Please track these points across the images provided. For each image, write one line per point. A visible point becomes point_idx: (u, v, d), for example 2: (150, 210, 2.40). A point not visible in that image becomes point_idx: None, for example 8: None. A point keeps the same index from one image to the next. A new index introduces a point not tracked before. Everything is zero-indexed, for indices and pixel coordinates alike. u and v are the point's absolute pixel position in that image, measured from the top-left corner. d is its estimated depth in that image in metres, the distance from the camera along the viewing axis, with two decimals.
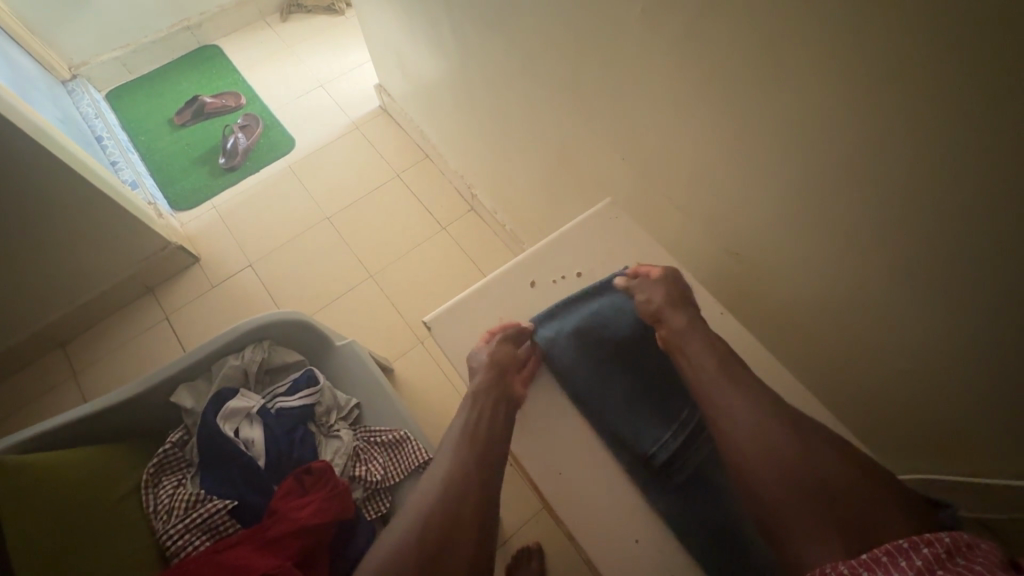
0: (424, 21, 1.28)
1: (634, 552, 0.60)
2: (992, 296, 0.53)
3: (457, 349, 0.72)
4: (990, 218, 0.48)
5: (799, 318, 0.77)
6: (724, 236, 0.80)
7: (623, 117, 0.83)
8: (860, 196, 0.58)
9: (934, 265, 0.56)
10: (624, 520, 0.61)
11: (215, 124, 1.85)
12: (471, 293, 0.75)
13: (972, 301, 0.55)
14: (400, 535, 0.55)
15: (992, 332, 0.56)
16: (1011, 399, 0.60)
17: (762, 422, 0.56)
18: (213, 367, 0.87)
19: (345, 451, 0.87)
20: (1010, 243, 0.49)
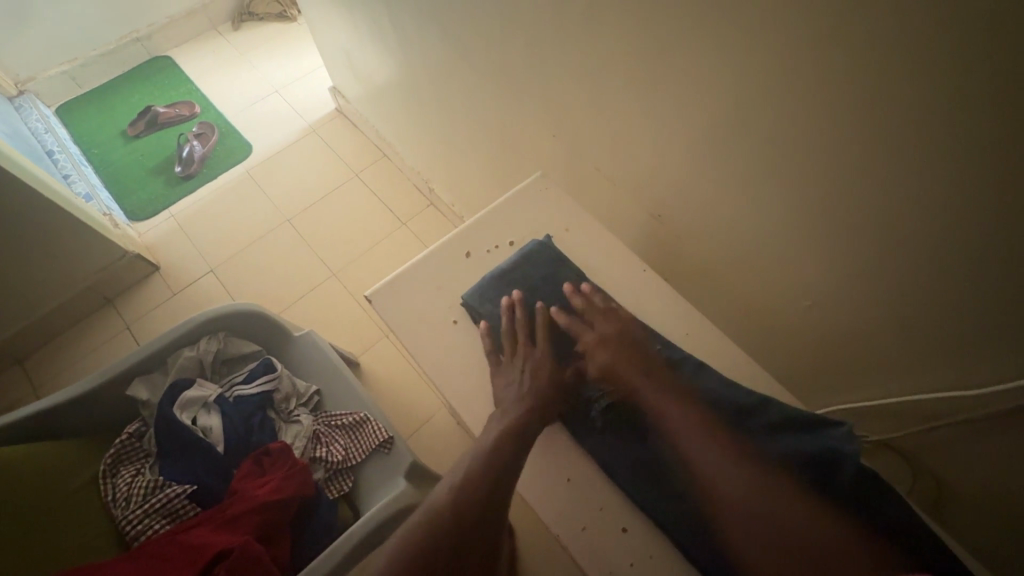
0: (369, 21, 1.32)
1: (569, 489, 0.63)
2: (871, 229, 0.59)
3: (401, 318, 0.75)
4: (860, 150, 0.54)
5: (723, 273, 0.82)
6: (649, 201, 0.85)
7: (552, 96, 0.88)
8: (754, 145, 0.63)
9: (822, 203, 0.62)
10: (561, 460, 0.65)
11: (170, 135, 1.84)
12: (412, 266, 0.78)
13: (855, 233, 0.61)
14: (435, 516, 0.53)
15: (873, 263, 0.62)
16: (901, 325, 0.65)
17: (717, 461, 0.58)
18: (169, 360, 0.88)
19: (304, 434, 0.89)
20: (877, 175, 0.55)
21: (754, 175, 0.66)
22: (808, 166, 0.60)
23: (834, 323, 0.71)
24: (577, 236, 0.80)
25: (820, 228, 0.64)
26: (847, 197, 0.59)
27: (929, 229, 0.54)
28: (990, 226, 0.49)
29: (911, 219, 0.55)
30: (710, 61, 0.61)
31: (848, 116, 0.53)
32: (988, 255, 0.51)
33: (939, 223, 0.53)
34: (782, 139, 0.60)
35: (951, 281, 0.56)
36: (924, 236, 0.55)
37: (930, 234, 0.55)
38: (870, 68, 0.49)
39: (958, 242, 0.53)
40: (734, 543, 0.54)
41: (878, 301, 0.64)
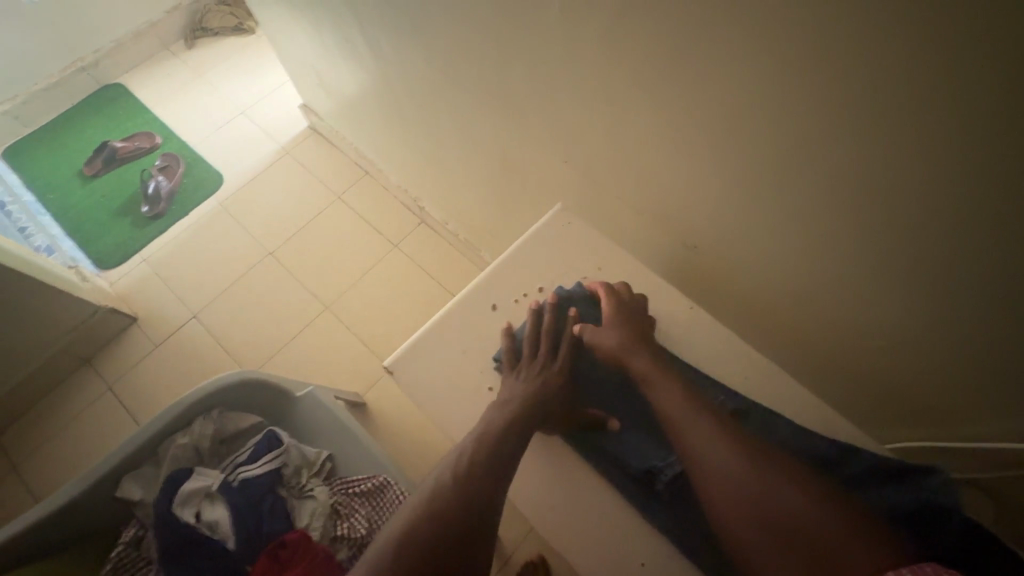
0: (338, 36, 1.21)
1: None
2: (959, 265, 0.52)
3: (423, 392, 0.67)
4: (953, 184, 0.46)
5: (766, 302, 0.75)
6: (680, 226, 0.77)
7: (561, 117, 0.79)
8: (813, 175, 0.55)
9: (898, 237, 0.54)
10: (626, 544, 0.58)
11: (132, 171, 1.70)
12: (429, 329, 0.70)
13: (940, 268, 0.53)
14: (417, 520, 0.49)
15: (958, 299, 0.54)
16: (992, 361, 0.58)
17: (702, 425, 0.52)
18: (160, 450, 0.78)
19: (322, 511, 0.81)
20: (971, 211, 0.47)
21: (812, 205, 0.58)
22: (881, 200, 0.52)
23: (904, 353, 0.65)
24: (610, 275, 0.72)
25: (894, 261, 0.56)
26: (932, 232, 0.51)
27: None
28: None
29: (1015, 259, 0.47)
30: (759, 87, 0.52)
31: (940, 148, 0.45)
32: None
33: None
34: (849, 171, 0.52)
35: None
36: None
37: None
38: (980, 101, 0.40)
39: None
40: (719, 504, 0.48)
41: (960, 337, 0.57)
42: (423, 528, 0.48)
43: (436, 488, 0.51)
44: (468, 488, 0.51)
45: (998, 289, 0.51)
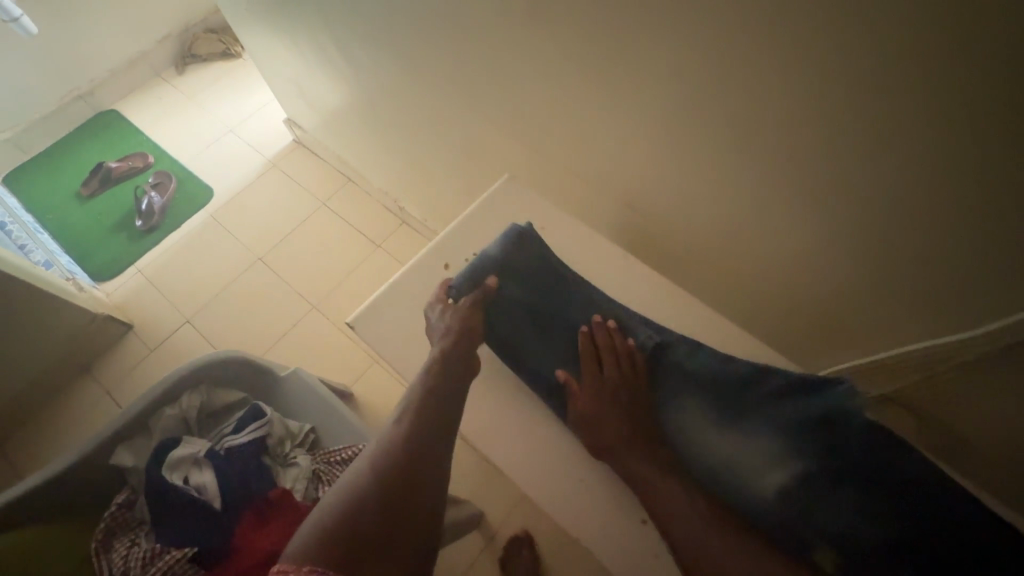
0: (316, 49, 1.30)
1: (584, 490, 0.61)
2: (844, 185, 0.59)
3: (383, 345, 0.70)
4: (824, 106, 0.54)
5: (702, 252, 0.82)
6: (620, 189, 0.84)
7: (510, 98, 0.87)
8: (717, 118, 0.63)
9: (793, 166, 0.61)
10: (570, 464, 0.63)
11: (127, 189, 1.79)
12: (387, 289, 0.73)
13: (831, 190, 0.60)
14: (359, 489, 0.51)
15: (851, 219, 0.61)
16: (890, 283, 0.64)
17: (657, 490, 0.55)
18: (150, 421, 0.84)
19: (304, 475, 0.86)
20: (843, 129, 0.54)
21: (721, 148, 0.66)
22: (773, 132, 0.60)
23: (819, 283, 0.71)
24: (555, 232, 0.79)
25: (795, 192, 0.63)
26: (818, 156, 0.58)
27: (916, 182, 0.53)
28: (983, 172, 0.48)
29: (893, 174, 0.54)
30: (661, 41, 0.60)
31: (807, 75, 0.53)
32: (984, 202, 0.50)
33: (925, 178, 0.52)
34: (744, 109, 0.60)
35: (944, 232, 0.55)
36: (909, 190, 0.54)
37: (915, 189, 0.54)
38: (827, 26, 0.48)
39: (948, 194, 0.52)
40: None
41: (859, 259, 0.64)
42: (364, 499, 0.50)
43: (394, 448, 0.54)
44: (418, 450, 0.54)
45: (877, 204, 0.58)
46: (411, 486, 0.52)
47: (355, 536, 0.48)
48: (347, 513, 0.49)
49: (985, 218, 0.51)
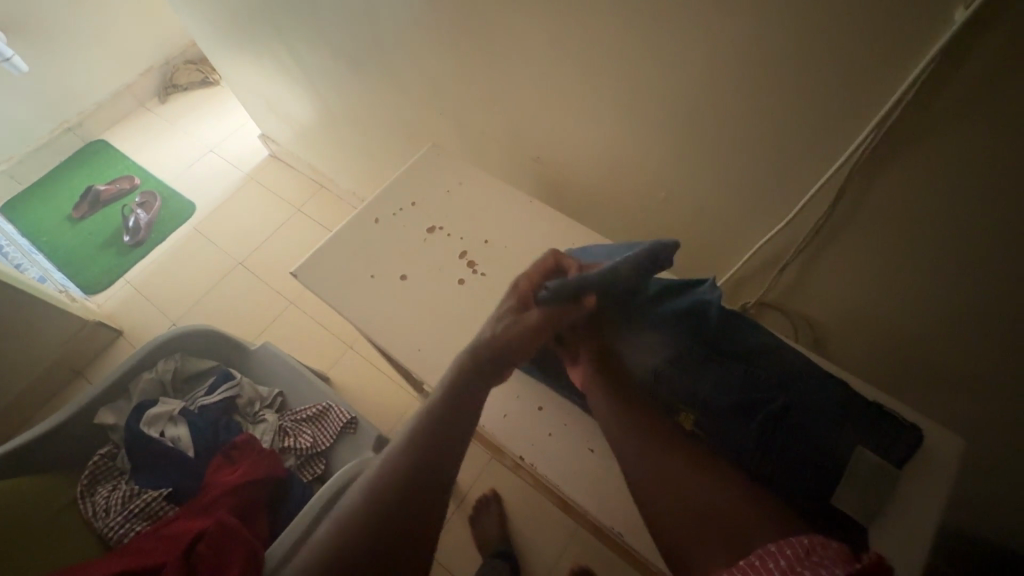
0: (276, 65, 1.42)
1: None
2: (690, 108, 0.69)
3: (321, 285, 0.77)
4: (656, 39, 0.65)
5: (607, 198, 0.92)
6: (534, 150, 0.95)
7: (436, 81, 0.99)
8: (584, 65, 0.74)
9: (650, 98, 0.71)
10: None
11: (115, 209, 1.92)
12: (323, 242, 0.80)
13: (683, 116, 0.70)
14: (385, 471, 0.45)
15: (705, 140, 0.71)
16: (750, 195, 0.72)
17: (632, 452, 0.59)
18: (130, 386, 0.94)
19: (271, 428, 0.95)
20: (676, 57, 0.65)
21: (598, 93, 0.76)
22: (629, 71, 0.70)
23: (697, 209, 0.80)
24: (468, 186, 0.84)
25: (659, 124, 0.73)
26: (664, 84, 0.68)
27: (742, 99, 0.63)
28: (783, 78, 0.59)
29: (727, 95, 0.64)
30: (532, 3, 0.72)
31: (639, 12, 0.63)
32: (786, 105, 0.61)
33: (746, 88, 0.62)
34: (601, 51, 0.71)
35: (772, 140, 0.65)
36: (741, 106, 0.64)
37: (745, 106, 0.64)
38: None
39: (764, 102, 0.62)
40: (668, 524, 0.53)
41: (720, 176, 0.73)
42: (393, 485, 0.44)
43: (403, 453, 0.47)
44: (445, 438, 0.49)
45: (718, 119, 0.67)
46: (437, 473, 0.46)
47: (384, 527, 0.42)
48: (376, 505, 0.43)
49: (794, 120, 0.61)
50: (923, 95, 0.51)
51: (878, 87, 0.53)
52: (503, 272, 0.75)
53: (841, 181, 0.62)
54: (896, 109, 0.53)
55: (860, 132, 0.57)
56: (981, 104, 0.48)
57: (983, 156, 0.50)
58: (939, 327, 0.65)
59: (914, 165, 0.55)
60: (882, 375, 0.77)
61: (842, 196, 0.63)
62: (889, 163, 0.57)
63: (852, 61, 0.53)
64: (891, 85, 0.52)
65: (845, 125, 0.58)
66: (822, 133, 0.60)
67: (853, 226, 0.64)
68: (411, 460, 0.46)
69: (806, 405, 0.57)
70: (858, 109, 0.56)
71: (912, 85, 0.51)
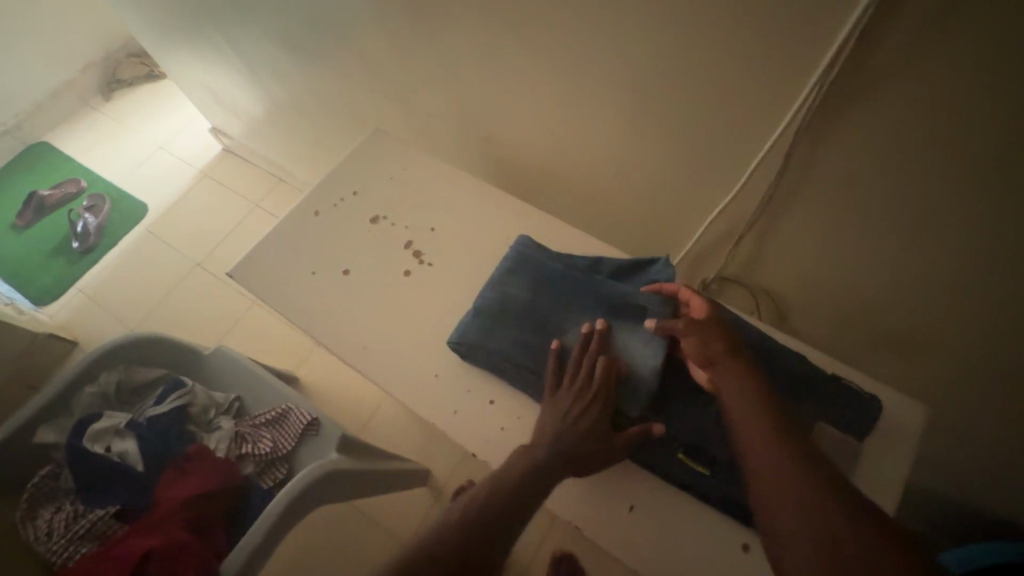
0: (214, 53, 1.34)
1: (436, 383, 0.65)
2: (632, 74, 0.65)
3: (259, 284, 0.73)
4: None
5: (562, 175, 0.88)
6: (482, 130, 0.90)
7: (376, 62, 0.94)
8: (520, 34, 0.70)
9: (590, 66, 0.68)
10: (429, 357, 0.67)
11: (62, 215, 1.83)
12: (261, 239, 0.76)
13: (626, 82, 0.66)
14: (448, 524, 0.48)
15: (651, 107, 0.67)
16: (704, 163, 0.69)
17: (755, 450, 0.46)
18: (71, 401, 0.88)
19: (226, 436, 0.91)
20: (612, 18, 0.61)
21: (538, 65, 0.72)
22: (566, 37, 0.66)
23: (652, 180, 0.77)
24: (412, 171, 0.80)
25: (603, 93, 0.70)
26: (604, 50, 0.65)
27: (682, 66, 0.60)
28: (722, 41, 0.55)
29: (666, 63, 0.61)
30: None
31: None
32: (725, 70, 0.58)
33: (685, 47, 0.58)
34: (534, 17, 0.66)
35: (715, 107, 0.62)
36: (681, 74, 0.61)
37: (685, 73, 0.61)
38: None
39: (704, 63, 0.59)
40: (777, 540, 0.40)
41: (670, 144, 0.70)
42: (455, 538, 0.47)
43: (468, 505, 0.50)
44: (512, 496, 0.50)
45: (661, 84, 0.64)
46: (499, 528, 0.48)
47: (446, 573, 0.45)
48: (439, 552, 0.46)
49: (735, 85, 0.58)
50: (858, 51, 0.48)
51: (818, 36, 0.50)
52: (451, 261, 0.72)
53: (785, 148, 0.60)
54: (831, 68, 0.50)
55: (798, 95, 0.55)
56: (915, 58, 0.46)
57: (923, 111, 0.48)
58: (898, 287, 0.64)
59: (854, 126, 0.53)
60: (846, 342, 0.76)
61: (788, 163, 0.61)
62: (831, 126, 0.55)
63: (783, 20, 0.50)
64: (829, 38, 0.49)
65: (784, 89, 0.55)
66: (762, 99, 0.58)
67: (802, 195, 0.63)
68: (478, 513, 0.49)
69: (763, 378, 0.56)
70: (795, 71, 0.53)
71: (844, 42, 0.48)
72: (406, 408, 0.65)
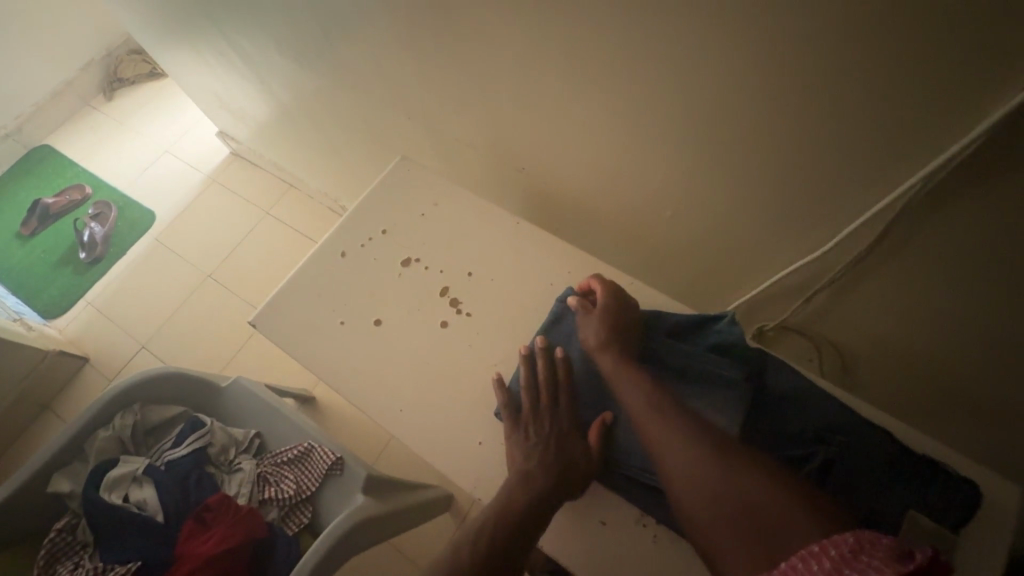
0: (220, 59, 1.27)
1: (480, 454, 0.59)
2: (699, 112, 0.58)
3: (284, 336, 0.68)
4: (655, 34, 0.53)
5: (604, 206, 0.81)
6: (516, 157, 0.83)
7: (399, 81, 0.87)
8: (566, 66, 0.63)
9: (649, 102, 0.61)
10: (471, 424, 0.61)
11: (68, 223, 1.77)
12: (284, 285, 0.70)
13: (690, 120, 0.60)
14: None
15: (719, 146, 0.60)
16: (776, 204, 0.63)
17: (664, 441, 0.49)
18: (86, 446, 0.84)
19: (249, 478, 0.87)
20: (682, 54, 0.54)
21: (585, 98, 0.65)
22: (623, 71, 0.59)
23: (709, 218, 0.70)
24: (445, 208, 0.73)
25: (662, 130, 0.63)
26: (668, 86, 0.58)
27: (765, 107, 0.54)
28: (819, 83, 0.49)
29: (747, 105, 0.54)
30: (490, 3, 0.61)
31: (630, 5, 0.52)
32: (822, 115, 0.51)
33: (769, 87, 0.52)
34: (585, 51, 0.60)
35: (802, 153, 0.55)
36: (763, 115, 0.54)
37: (766, 114, 0.54)
38: None
39: (791, 104, 0.52)
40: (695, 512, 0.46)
41: (737, 184, 0.63)
42: None
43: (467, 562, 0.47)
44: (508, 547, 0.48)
45: (735, 123, 0.57)
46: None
47: None
48: None
49: (828, 129, 0.52)
50: (1013, 115, 0.42)
51: (950, 78, 0.43)
52: (491, 311, 0.66)
53: (896, 210, 0.53)
54: (979, 134, 0.44)
55: (928, 156, 0.48)
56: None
57: None
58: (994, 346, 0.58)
59: (991, 188, 0.47)
60: (920, 394, 0.70)
61: (889, 216, 0.55)
62: (953, 181, 0.49)
63: (908, 69, 0.44)
64: (965, 81, 0.42)
65: (903, 143, 0.49)
66: (867, 149, 0.51)
67: (899, 249, 0.57)
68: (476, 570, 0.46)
69: (852, 460, 0.52)
70: (921, 125, 0.47)
71: (1007, 106, 0.42)
72: (448, 481, 0.60)
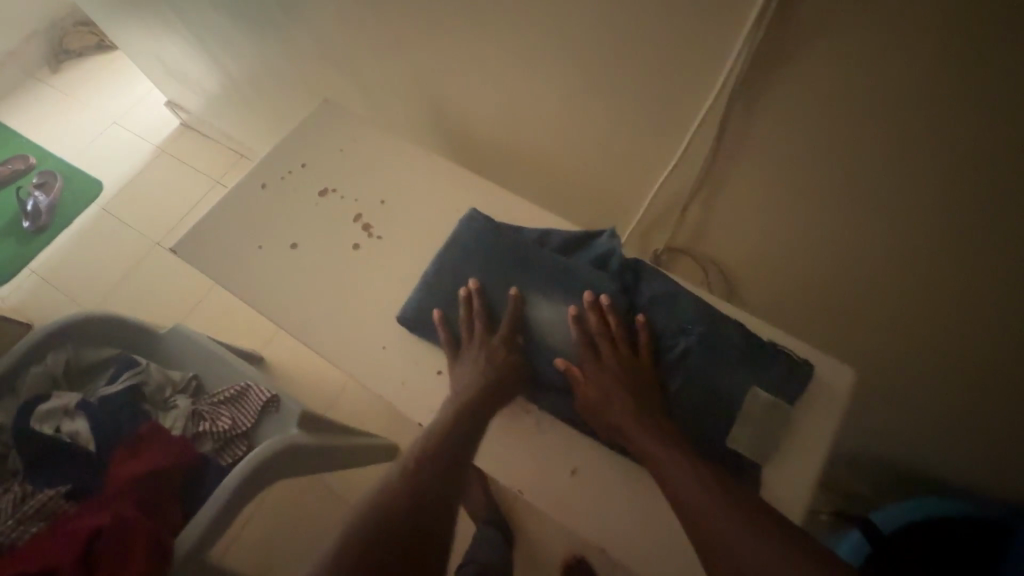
0: (162, 23, 1.28)
1: (386, 355, 0.65)
2: (581, 43, 0.65)
3: (205, 257, 0.72)
4: None
5: (518, 148, 0.87)
6: (438, 102, 0.89)
7: (326, 32, 0.91)
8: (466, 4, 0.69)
9: (538, 35, 0.67)
10: (379, 330, 0.67)
11: (11, 193, 1.75)
12: (207, 213, 0.74)
13: (575, 52, 0.66)
14: None
15: (602, 76, 0.67)
16: (655, 132, 0.70)
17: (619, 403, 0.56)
18: (16, 382, 0.85)
19: (183, 414, 0.90)
20: None
21: (486, 36, 0.71)
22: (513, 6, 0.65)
23: (606, 151, 0.78)
24: (363, 143, 0.78)
25: (553, 63, 0.69)
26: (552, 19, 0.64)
27: (631, 35, 0.60)
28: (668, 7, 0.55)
29: (620, 31, 0.61)
30: None
31: None
32: (675, 39, 0.58)
33: (631, 15, 0.58)
34: None
35: (668, 78, 0.62)
36: (631, 43, 0.61)
37: (633, 42, 0.61)
38: None
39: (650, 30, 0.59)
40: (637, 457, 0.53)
41: (622, 114, 0.70)
42: None
43: None
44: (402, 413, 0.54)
45: (609, 52, 0.64)
46: None
47: None
48: None
49: (682, 53, 0.59)
50: (813, 26, 0.49)
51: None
52: (402, 233, 0.72)
53: (744, 123, 0.61)
54: (790, 42, 0.52)
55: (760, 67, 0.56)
56: (860, 33, 0.48)
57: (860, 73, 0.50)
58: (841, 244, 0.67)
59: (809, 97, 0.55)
60: (794, 305, 0.79)
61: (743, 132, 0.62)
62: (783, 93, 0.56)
63: None
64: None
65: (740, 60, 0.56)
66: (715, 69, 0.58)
67: (754, 166, 0.64)
68: None
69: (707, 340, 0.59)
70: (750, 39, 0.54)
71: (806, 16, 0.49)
72: (356, 380, 0.65)
